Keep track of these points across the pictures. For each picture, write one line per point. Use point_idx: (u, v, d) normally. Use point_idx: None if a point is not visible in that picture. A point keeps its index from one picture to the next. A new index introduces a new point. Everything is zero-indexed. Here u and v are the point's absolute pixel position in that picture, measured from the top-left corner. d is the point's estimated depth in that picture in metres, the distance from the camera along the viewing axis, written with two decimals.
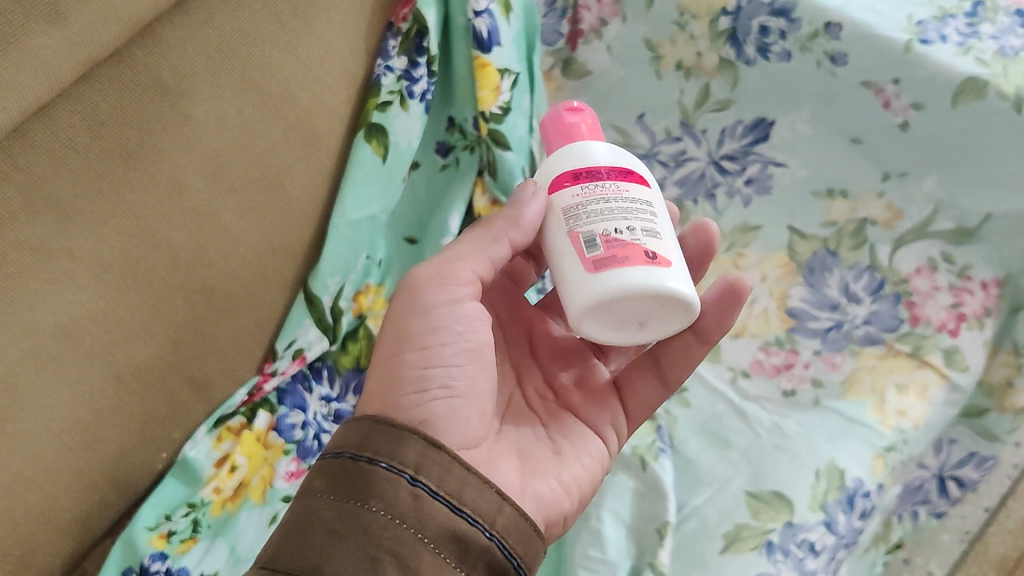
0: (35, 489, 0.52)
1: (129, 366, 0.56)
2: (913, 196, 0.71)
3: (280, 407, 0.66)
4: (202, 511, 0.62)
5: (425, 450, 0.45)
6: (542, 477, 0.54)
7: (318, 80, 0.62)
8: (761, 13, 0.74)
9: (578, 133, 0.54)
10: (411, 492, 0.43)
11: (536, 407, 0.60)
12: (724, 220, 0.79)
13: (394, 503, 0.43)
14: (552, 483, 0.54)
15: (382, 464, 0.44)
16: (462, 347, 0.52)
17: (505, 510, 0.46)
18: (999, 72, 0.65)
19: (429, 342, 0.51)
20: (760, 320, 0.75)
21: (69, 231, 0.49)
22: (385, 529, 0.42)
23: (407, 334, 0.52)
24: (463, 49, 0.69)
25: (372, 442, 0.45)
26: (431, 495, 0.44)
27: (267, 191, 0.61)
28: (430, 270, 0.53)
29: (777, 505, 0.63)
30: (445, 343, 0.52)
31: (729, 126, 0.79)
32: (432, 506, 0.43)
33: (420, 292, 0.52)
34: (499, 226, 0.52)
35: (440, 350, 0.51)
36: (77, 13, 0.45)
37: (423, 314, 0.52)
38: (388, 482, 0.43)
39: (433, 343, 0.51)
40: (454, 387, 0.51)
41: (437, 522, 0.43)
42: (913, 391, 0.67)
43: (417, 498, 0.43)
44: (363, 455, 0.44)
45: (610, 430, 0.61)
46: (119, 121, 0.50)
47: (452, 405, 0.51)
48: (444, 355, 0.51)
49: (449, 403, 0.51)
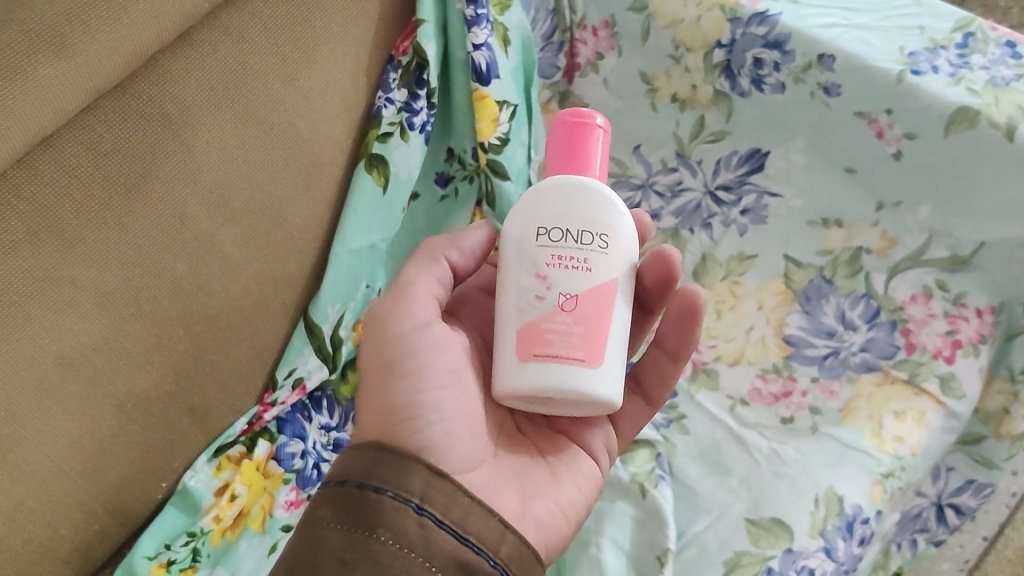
0: (37, 518, 0.52)
1: (131, 396, 0.56)
2: (906, 224, 0.72)
3: (279, 436, 0.67)
4: (201, 540, 0.62)
5: (428, 478, 0.45)
6: (537, 497, 0.55)
7: (321, 112, 0.63)
8: (756, 45, 0.75)
9: (584, 166, 0.52)
10: (418, 520, 0.43)
11: (527, 430, 0.59)
12: (720, 249, 0.79)
13: (402, 532, 0.43)
14: (549, 506, 0.55)
15: (389, 492, 0.44)
16: (442, 367, 0.52)
17: (507, 538, 0.46)
18: (991, 102, 0.66)
19: (409, 368, 0.51)
20: (758, 347, 0.75)
21: (73, 260, 0.50)
22: (395, 558, 0.42)
23: (384, 366, 0.52)
24: (463, 81, 0.70)
25: (377, 470, 0.45)
26: (437, 524, 0.44)
27: (267, 220, 0.61)
28: (387, 302, 0.53)
29: (777, 532, 0.63)
30: (424, 366, 0.51)
31: (725, 156, 0.81)
32: (438, 536, 0.43)
33: (388, 322, 0.52)
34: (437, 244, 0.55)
35: (422, 373, 0.51)
36: (83, 46, 0.46)
37: (396, 343, 0.52)
38: (395, 511, 0.43)
39: (415, 368, 0.51)
40: (443, 410, 0.51)
41: (444, 551, 0.43)
42: (910, 418, 0.67)
43: (424, 527, 0.43)
44: (368, 483, 0.44)
45: (600, 451, 0.60)
46: (123, 152, 0.51)
47: (444, 427, 0.50)
48: (427, 378, 0.51)
49: (443, 426, 0.50)
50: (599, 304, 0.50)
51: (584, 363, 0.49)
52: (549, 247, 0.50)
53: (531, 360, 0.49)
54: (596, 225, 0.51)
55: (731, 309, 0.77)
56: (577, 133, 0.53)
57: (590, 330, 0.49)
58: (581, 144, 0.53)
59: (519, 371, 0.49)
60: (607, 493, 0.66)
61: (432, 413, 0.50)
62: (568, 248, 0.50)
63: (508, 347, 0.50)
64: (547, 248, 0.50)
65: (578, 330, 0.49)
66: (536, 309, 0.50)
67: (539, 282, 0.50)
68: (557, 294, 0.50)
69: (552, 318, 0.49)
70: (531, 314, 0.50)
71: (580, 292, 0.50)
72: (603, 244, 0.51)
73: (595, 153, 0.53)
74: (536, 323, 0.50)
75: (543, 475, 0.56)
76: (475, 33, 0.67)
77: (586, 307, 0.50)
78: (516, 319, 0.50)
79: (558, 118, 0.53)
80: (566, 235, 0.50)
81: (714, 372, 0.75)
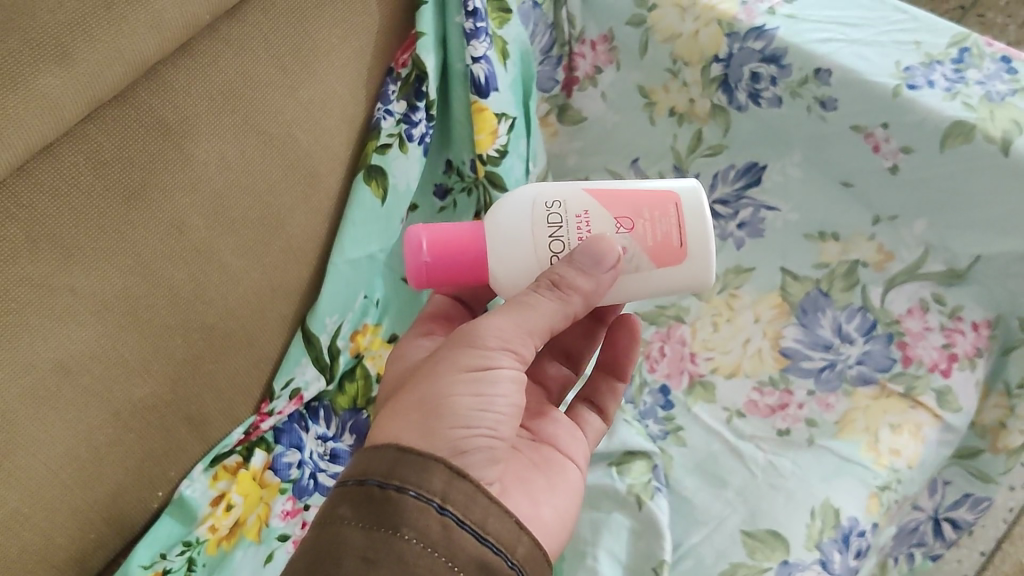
0: (31, 527, 0.52)
1: (127, 404, 0.56)
2: (904, 239, 0.73)
3: (277, 446, 0.66)
4: (197, 549, 0.62)
5: (450, 478, 0.42)
6: (545, 501, 0.51)
7: (320, 122, 0.63)
8: (753, 60, 0.75)
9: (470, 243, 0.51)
10: (440, 520, 0.41)
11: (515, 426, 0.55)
12: (716, 263, 0.79)
13: (425, 532, 0.40)
14: (556, 510, 0.51)
15: (410, 492, 0.41)
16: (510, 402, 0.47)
17: (523, 539, 0.44)
18: (986, 116, 0.65)
19: (480, 389, 0.46)
20: (755, 359, 0.75)
21: (72, 268, 0.50)
22: (419, 557, 0.40)
23: (453, 380, 0.46)
24: (462, 94, 0.70)
25: (401, 467, 0.42)
26: (459, 524, 0.41)
27: (267, 230, 0.62)
28: (500, 325, 0.47)
29: (774, 545, 0.63)
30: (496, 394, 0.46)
31: (722, 170, 0.81)
32: (460, 536, 0.41)
33: (480, 338, 0.47)
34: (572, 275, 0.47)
35: (493, 400, 0.46)
36: (84, 55, 0.47)
37: (477, 360, 0.46)
38: (418, 510, 0.41)
39: (487, 391, 0.46)
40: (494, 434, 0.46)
41: (466, 551, 0.41)
42: (906, 430, 0.67)
43: (447, 527, 0.41)
44: (390, 482, 0.41)
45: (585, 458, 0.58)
46: (123, 160, 0.51)
47: (487, 453, 0.46)
48: (495, 405, 0.46)
49: (489, 451, 0.46)
50: (612, 195, 0.50)
51: (676, 198, 0.50)
52: (566, 247, 0.49)
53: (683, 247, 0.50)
54: (538, 210, 0.50)
55: (727, 322, 0.77)
56: (431, 251, 0.50)
57: (642, 199, 0.50)
58: (445, 238, 0.50)
59: (694, 263, 0.50)
60: (602, 503, 0.65)
61: (485, 430, 0.46)
62: (569, 230, 0.49)
63: (666, 280, 0.50)
64: (570, 245, 0.49)
65: (646, 211, 0.49)
66: (636, 253, 0.49)
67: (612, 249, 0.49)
68: (617, 234, 0.49)
69: (642, 235, 0.49)
70: (637, 255, 0.49)
71: (612, 213, 0.49)
72: (553, 204, 0.50)
73: (455, 231, 0.51)
74: (645, 248, 0.49)
75: (554, 474, 0.53)
76: (475, 45, 0.67)
77: (625, 208, 0.49)
78: (643, 272, 0.50)
79: (412, 273, 0.51)
80: (557, 235, 0.49)
81: (711, 385, 0.75)
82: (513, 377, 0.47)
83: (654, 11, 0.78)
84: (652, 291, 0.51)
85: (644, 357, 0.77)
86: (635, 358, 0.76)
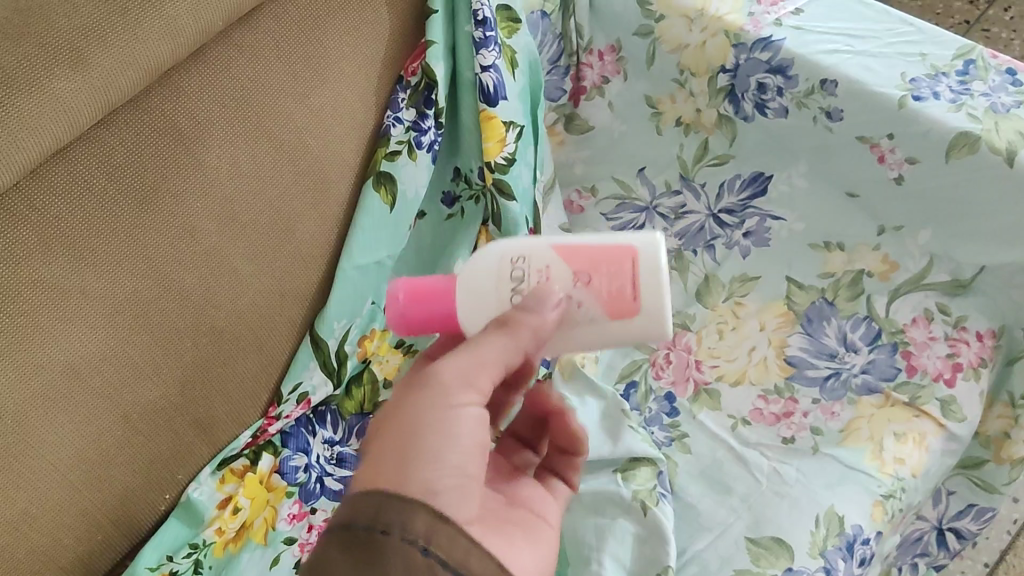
0: (40, 528, 0.53)
1: (137, 407, 0.56)
2: (908, 249, 0.73)
3: (284, 450, 0.67)
4: (204, 552, 0.63)
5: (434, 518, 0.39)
6: (522, 546, 0.48)
7: (330, 131, 0.64)
8: (760, 70, 0.76)
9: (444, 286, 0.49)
10: (425, 560, 0.38)
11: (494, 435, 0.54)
12: (723, 270, 0.79)
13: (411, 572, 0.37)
14: (536, 558, 0.49)
15: (395, 533, 0.38)
16: (479, 445, 0.44)
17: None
18: (991, 127, 0.66)
19: (451, 431, 0.43)
20: (759, 368, 0.74)
21: (83, 271, 0.51)
22: None
23: (419, 424, 0.43)
24: (470, 102, 0.70)
25: (386, 510, 0.39)
26: (445, 568, 0.38)
27: (277, 236, 0.62)
28: (452, 362, 0.45)
29: (778, 552, 0.62)
30: (466, 435, 0.44)
31: (728, 180, 0.82)
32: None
33: (440, 379, 0.44)
34: (528, 325, 0.46)
35: (461, 439, 0.44)
36: (99, 60, 0.47)
37: (441, 404, 0.44)
38: (402, 553, 0.37)
39: (451, 431, 0.43)
40: (467, 469, 0.44)
41: None
42: (911, 439, 0.67)
43: (432, 568, 0.38)
44: (374, 525, 0.38)
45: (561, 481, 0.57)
46: (135, 165, 0.52)
47: (460, 493, 0.43)
48: (463, 444, 0.44)
49: (461, 489, 0.43)
50: (577, 250, 0.48)
51: (633, 251, 0.48)
52: (523, 292, 0.48)
53: (637, 304, 0.47)
54: (503, 266, 0.49)
55: (733, 330, 0.76)
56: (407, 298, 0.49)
57: (601, 254, 0.48)
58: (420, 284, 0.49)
59: (649, 318, 0.48)
60: (607, 509, 0.65)
61: (454, 468, 0.43)
62: (530, 283, 0.48)
63: (621, 332, 0.48)
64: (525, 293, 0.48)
65: (606, 268, 0.48)
66: (589, 305, 0.48)
67: (565, 300, 0.48)
68: (573, 286, 0.48)
69: (598, 289, 0.48)
70: (591, 305, 0.48)
71: (571, 267, 0.48)
72: (518, 261, 0.49)
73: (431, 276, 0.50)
74: (603, 301, 0.48)
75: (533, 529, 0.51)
76: (484, 54, 0.67)
77: (585, 261, 0.48)
78: (600, 324, 0.48)
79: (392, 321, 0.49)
80: (515, 289, 0.48)
81: (716, 392, 0.73)
82: (477, 413, 0.45)
83: (662, 22, 0.79)
84: (608, 344, 0.49)
85: (650, 364, 0.75)
86: (641, 364, 0.75)
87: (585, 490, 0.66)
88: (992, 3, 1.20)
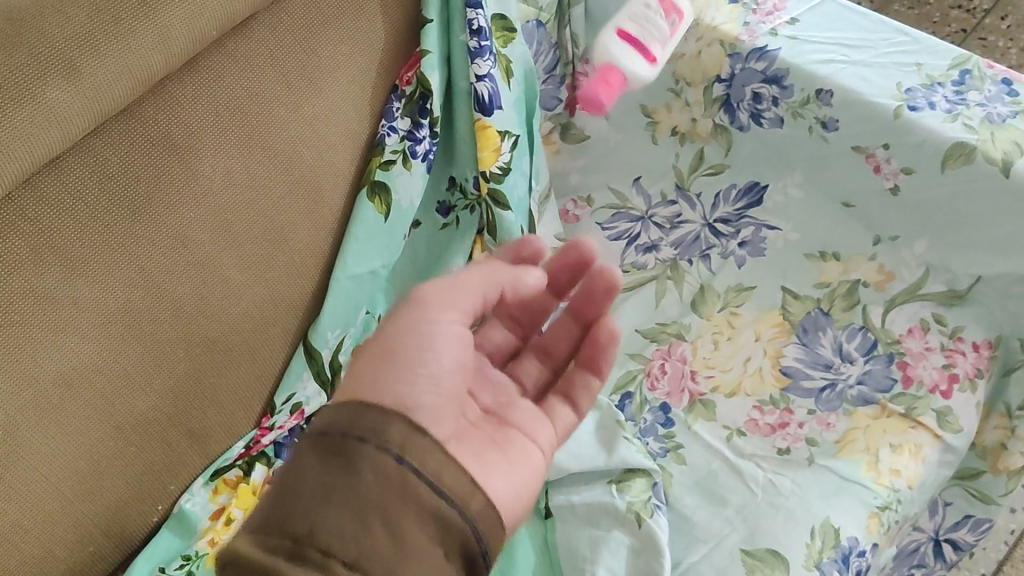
0: (32, 539, 0.52)
1: (129, 418, 0.56)
2: (904, 259, 0.73)
3: (277, 460, 0.66)
4: (196, 563, 0.62)
5: None
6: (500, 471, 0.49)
7: (324, 140, 0.63)
8: (754, 81, 0.76)
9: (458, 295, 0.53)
10: None
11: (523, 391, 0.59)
12: (718, 281, 0.78)
13: None
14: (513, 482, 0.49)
15: None
16: (456, 371, 0.49)
17: None
18: (986, 138, 0.66)
19: (425, 364, 0.47)
20: (755, 378, 0.73)
21: (75, 281, 0.51)
22: None
23: (393, 352, 0.48)
24: (466, 112, 0.69)
25: (363, 419, 0.42)
26: None
27: (270, 246, 0.62)
28: (435, 288, 0.51)
29: (774, 564, 0.61)
30: (436, 377, 0.48)
31: (724, 190, 0.82)
32: None
33: (414, 310, 0.49)
34: (504, 273, 0.54)
35: (433, 338, 0.49)
36: (92, 69, 0.47)
37: (413, 333, 0.48)
38: None
39: (420, 349, 0.48)
40: (440, 387, 0.48)
41: None
42: (907, 451, 0.66)
43: None
44: None
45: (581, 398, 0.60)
46: (128, 175, 0.52)
47: (434, 398, 0.47)
48: (442, 378, 0.48)
49: (433, 397, 0.47)
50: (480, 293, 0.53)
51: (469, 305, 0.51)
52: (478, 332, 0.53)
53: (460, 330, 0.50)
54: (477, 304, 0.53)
55: (728, 340, 0.75)
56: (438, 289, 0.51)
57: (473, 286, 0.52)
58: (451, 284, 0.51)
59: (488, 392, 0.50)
60: (602, 521, 0.63)
61: (428, 382, 0.47)
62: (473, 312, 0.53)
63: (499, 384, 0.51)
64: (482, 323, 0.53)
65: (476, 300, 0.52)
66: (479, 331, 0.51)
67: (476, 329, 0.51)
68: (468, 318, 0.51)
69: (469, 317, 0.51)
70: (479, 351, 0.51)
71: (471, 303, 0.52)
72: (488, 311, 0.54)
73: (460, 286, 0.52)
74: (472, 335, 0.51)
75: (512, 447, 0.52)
76: (478, 64, 0.65)
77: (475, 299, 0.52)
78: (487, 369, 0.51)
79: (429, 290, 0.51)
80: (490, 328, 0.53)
81: (711, 403, 0.72)
82: (453, 338, 0.50)
83: None
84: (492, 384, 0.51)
85: (645, 374, 0.74)
86: (637, 375, 0.74)
87: (580, 501, 0.64)
88: (988, 12, 1.20)
